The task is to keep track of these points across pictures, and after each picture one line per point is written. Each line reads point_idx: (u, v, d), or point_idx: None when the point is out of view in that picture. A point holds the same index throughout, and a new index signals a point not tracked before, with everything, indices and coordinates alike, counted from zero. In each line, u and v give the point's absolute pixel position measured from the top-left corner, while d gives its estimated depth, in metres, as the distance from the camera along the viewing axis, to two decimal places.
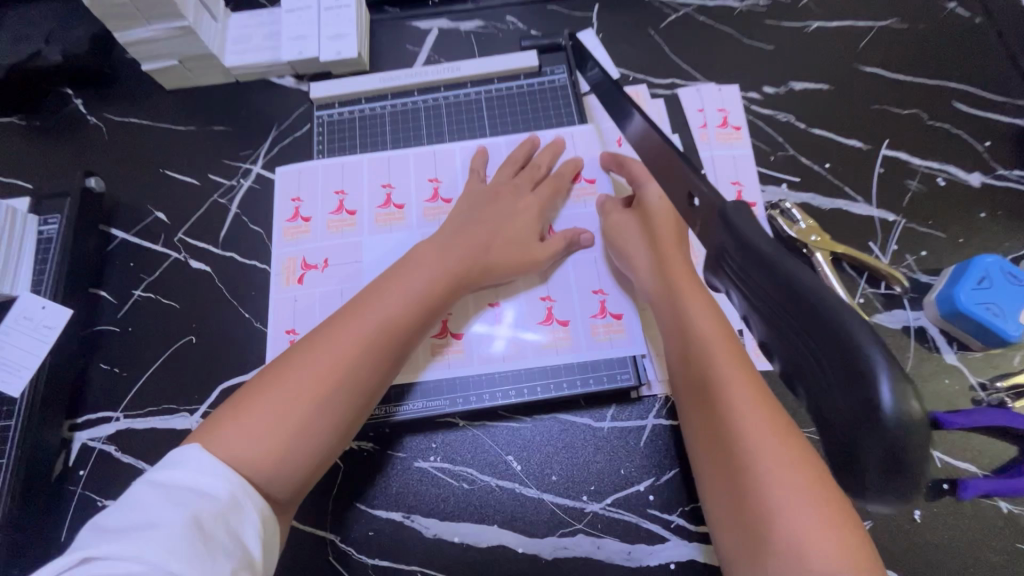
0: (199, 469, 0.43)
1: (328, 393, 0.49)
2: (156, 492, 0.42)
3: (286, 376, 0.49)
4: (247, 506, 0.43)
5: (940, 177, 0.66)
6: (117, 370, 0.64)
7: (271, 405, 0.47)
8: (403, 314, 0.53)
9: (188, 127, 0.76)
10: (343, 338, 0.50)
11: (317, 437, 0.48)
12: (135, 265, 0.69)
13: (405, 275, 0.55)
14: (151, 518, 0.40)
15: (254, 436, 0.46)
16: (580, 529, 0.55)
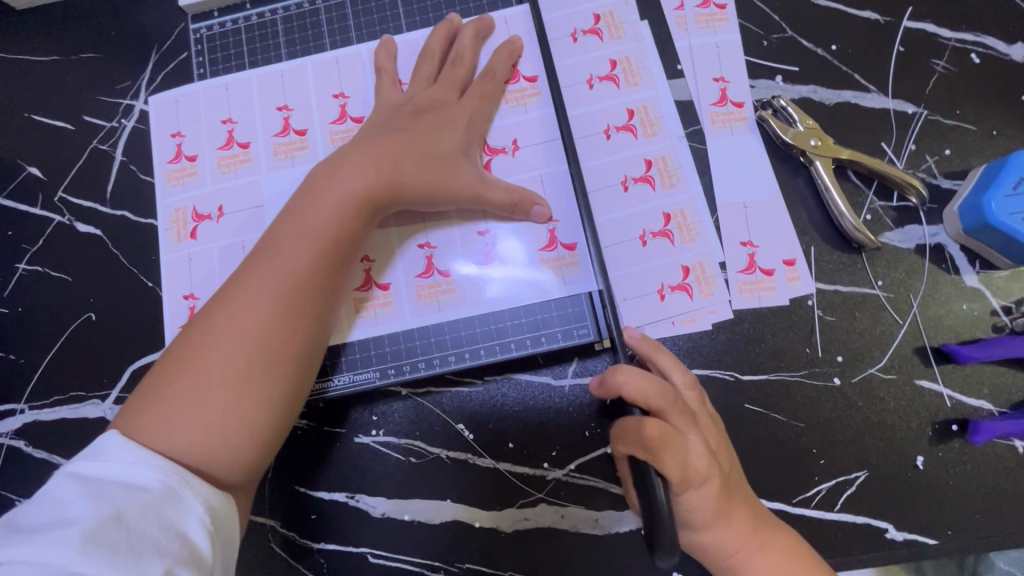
0: (126, 458, 0.35)
1: (246, 368, 0.39)
2: (73, 485, 0.33)
3: (195, 354, 0.39)
4: (189, 495, 0.35)
5: (974, 53, 0.53)
6: (14, 357, 0.56)
7: (179, 396, 0.38)
8: (318, 254, 0.43)
9: (50, 58, 0.62)
10: (252, 300, 0.40)
11: (249, 424, 0.39)
12: (15, 234, 0.59)
13: (311, 206, 0.44)
14: (67, 514, 0.32)
15: (169, 431, 0.37)
16: (541, 499, 0.49)
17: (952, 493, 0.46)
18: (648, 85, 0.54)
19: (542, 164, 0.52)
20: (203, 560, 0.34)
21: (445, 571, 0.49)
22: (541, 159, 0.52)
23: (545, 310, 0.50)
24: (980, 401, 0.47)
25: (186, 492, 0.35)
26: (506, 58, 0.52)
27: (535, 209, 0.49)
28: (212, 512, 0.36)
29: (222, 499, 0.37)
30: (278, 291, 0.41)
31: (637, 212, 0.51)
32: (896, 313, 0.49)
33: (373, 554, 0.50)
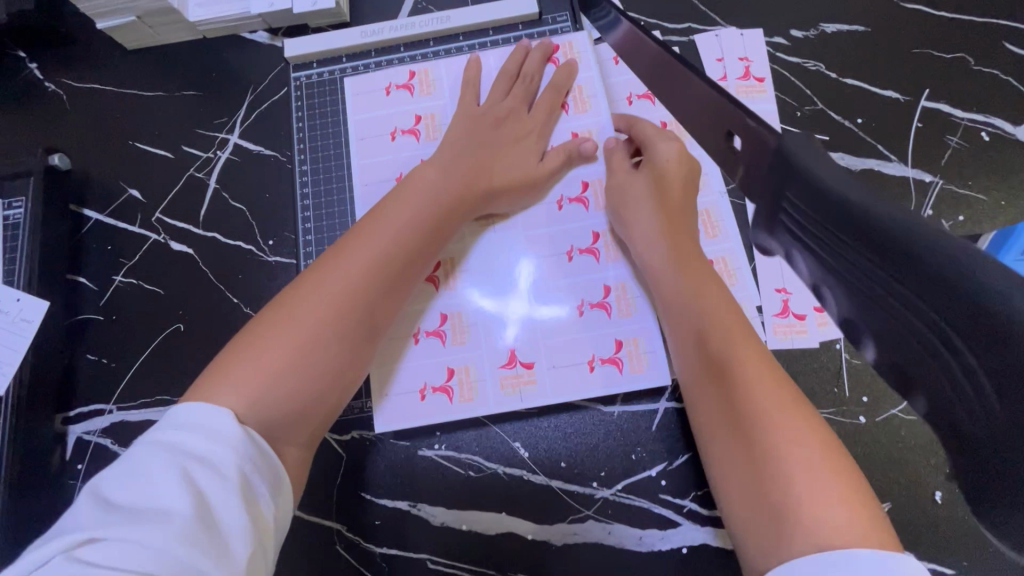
0: (210, 435, 0.39)
1: (349, 317, 0.47)
2: (164, 460, 0.37)
3: (293, 321, 0.45)
4: (256, 479, 0.39)
5: (984, 132, 0.59)
6: (105, 361, 0.61)
7: (286, 336, 0.45)
8: (404, 249, 0.51)
9: (156, 93, 0.69)
10: (348, 267, 0.49)
11: (331, 356, 0.46)
12: (113, 248, 0.65)
13: (403, 206, 0.53)
14: (164, 501, 0.35)
15: (265, 392, 0.43)
16: (589, 515, 0.53)
17: (970, 528, 0.50)
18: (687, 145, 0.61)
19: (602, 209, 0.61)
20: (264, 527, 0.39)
21: None
22: (617, 254, 0.60)
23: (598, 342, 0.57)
24: None
25: (261, 452, 0.41)
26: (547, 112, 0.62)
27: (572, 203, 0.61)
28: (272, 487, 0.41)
29: (276, 469, 0.42)
30: (366, 276, 0.49)
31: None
32: None
33: (431, 560, 0.54)
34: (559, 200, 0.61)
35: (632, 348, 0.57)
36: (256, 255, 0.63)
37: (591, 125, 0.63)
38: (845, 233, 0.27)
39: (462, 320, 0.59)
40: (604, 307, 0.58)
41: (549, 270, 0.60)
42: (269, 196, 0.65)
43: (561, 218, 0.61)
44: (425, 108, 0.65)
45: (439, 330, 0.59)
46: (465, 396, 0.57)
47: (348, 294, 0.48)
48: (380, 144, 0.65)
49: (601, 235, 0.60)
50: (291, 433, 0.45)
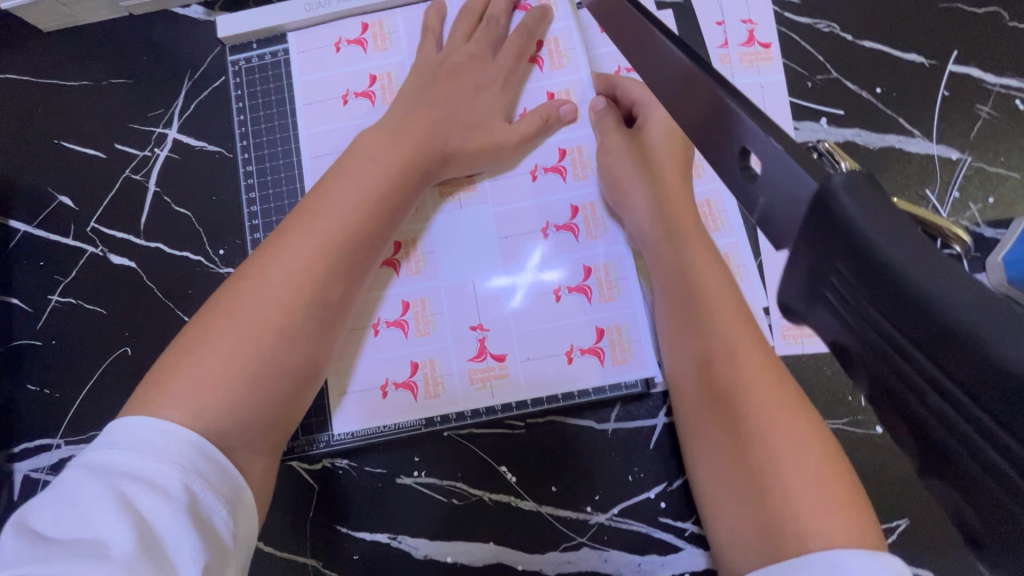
0: (150, 451, 0.33)
1: (300, 313, 0.40)
2: (97, 484, 0.31)
3: (238, 314, 0.38)
4: (213, 500, 0.33)
5: (1018, 100, 0.53)
6: (48, 391, 0.56)
7: (221, 345, 0.37)
8: (364, 210, 0.44)
9: (81, 83, 0.61)
10: (298, 251, 0.41)
11: (286, 363, 0.40)
12: (47, 264, 0.58)
13: (363, 157, 0.45)
14: (104, 533, 0.30)
15: (207, 401, 0.35)
16: (584, 543, 0.49)
17: None
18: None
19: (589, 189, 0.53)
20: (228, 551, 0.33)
21: None
22: (600, 230, 0.52)
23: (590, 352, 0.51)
24: None
25: (220, 466, 0.34)
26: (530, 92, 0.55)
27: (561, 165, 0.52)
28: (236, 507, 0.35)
29: (239, 482, 0.35)
30: (326, 247, 0.42)
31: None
32: None
33: None
34: (534, 175, 0.54)
35: (615, 333, 0.51)
36: (206, 267, 0.57)
37: (568, 83, 0.55)
38: (869, 296, 0.19)
39: (426, 309, 0.52)
40: (584, 292, 0.52)
41: (516, 249, 0.53)
42: (217, 199, 0.58)
43: (535, 189, 0.53)
44: (380, 67, 0.58)
45: (402, 320, 0.52)
46: (432, 392, 0.51)
47: (303, 274, 0.40)
48: (331, 110, 0.58)
49: (581, 209, 0.53)
50: (254, 442, 0.38)
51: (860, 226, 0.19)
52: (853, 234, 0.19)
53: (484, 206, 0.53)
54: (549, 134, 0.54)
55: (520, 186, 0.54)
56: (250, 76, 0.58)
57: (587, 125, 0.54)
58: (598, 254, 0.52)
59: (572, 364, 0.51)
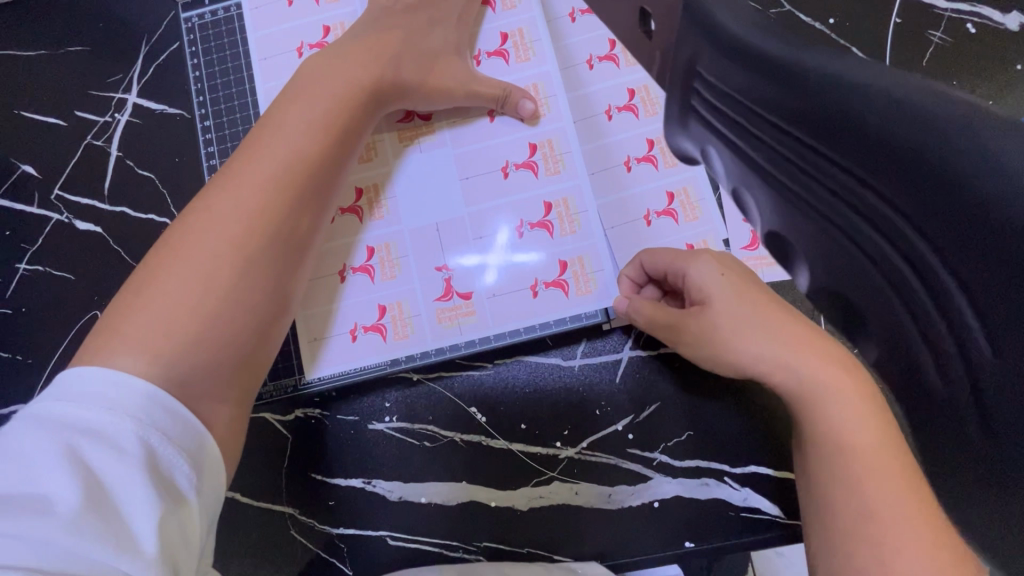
0: (99, 403, 0.30)
1: (259, 247, 0.39)
2: (39, 438, 0.29)
3: (188, 249, 0.37)
4: (172, 451, 0.31)
5: (970, 23, 0.53)
6: (20, 358, 0.56)
7: (174, 279, 0.35)
8: (319, 143, 0.43)
9: (37, 52, 0.60)
10: (253, 184, 0.39)
11: (250, 299, 0.38)
12: (13, 233, 0.58)
13: (314, 92, 0.44)
14: (43, 488, 0.27)
15: (165, 334, 0.34)
16: (554, 477, 0.50)
17: None
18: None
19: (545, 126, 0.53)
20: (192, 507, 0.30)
21: (463, 550, 0.50)
22: (558, 166, 0.53)
23: (554, 287, 0.51)
24: None
25: (179, 416, 0.32)
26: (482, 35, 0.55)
27: (522, 100, 0.52)
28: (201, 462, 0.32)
29: (204, 436, 0.33)
30: (285, 180, 0.40)
31: (645, 191, 0.52)
32: None
33: (391, 536, 0.51)
34: (492, 116, 0.54)
35: (577, 265, 0.51)
36: None
37: (521, 23, 0.55)
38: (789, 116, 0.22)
39: (390, 253, 0.53)
40: (546, 227, 0.52)
41: (479, 191, 0.53)
42: (179, 161, 0.58)
43: (495, 131, 0.54)
44: (333, 18, 0.58)
45: (368, 265, 0.53)
46: (399, 333, 0.52)
47: (261, 209, 0.39)
48: (286, 63, 0.58)
49: (539, 146, 0.53)
50: (219, 388, 0.36)
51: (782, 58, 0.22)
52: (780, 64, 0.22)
53: (445, 150, 0.54)
54: (505, 73, 0.54)
55: (479, 130, 0.54)
56: (205, 33, 0.58)
57: (544, 62, 0.54)
58: (560, 192, 0.52)
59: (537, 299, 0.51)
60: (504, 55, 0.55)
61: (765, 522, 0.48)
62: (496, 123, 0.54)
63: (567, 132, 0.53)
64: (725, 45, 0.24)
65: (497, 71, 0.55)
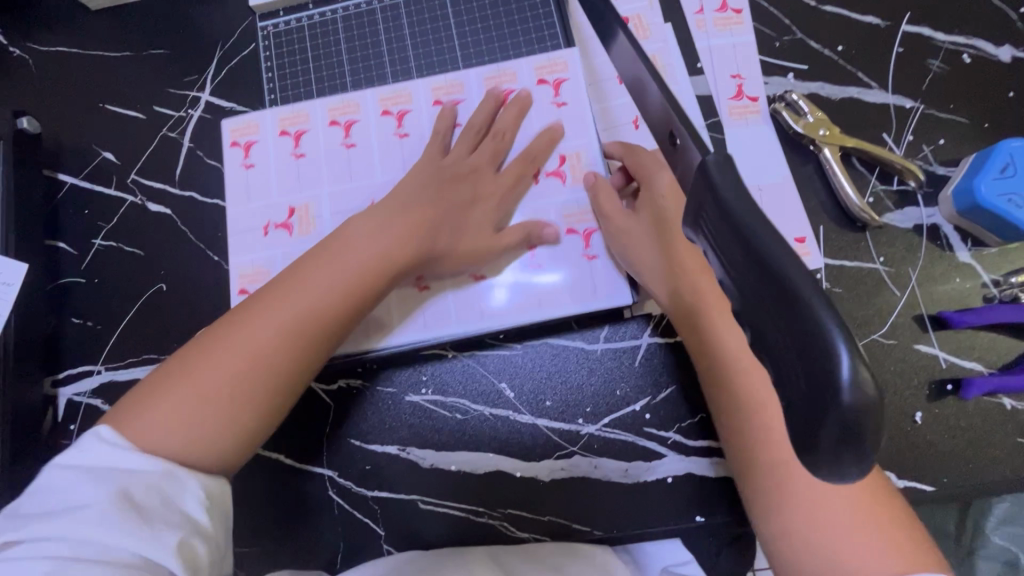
0: (112, 444, 0.40)
1: (253, 386, 0.44)
2: (65, 473, 0.39)
3: (196, 393, 0.43)
4: (184, 476, 0.40)
5: (966, 54, 0.58)
6: (90, 324, 0.61)
7: (189, 409, 0.42)
8: (370, 266, 0.49)
9: (123, 53, 0.67)
10: (239, 353, 0.44)
11: (226, 432, 0.43)
12: (91, 212, 0.64)
13: (378, 224, 0.51)
14: (83, 499, 0.37)
15: (202, 393, 0.43)
16: (575, 451, 0.54)
17: (949, 442, 0.51)
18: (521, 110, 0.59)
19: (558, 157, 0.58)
20: (206, 527, 0.40)
21: (488, 515, 0.54)
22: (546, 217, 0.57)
23: (582, 277, 0.56)
24: (972, 363, 0.52)
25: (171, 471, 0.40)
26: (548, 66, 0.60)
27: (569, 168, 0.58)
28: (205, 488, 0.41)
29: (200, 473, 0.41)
30: (325, 299, 0.47)
31: (548, 202, 0.57)
32: (896, 286, 0.54)
33: (422, 501, 0.55)
34: (384, 109, 0.61)
35: (546, 258, 0.56)
36: None
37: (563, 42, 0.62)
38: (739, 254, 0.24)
39: (309, 213, 0.60)
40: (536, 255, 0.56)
41: (396, 153, 0.61)
42: None
43: (378, 128, 0.61)
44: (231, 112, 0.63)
45: (258, 290, 0.60)
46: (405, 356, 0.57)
47: (253, 373, 0.44)
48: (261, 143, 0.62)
49: (568, 157, 0.58)
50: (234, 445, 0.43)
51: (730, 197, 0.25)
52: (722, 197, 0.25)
53: (265, 167, 0.62)
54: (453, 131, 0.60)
55: (333, 136, 0.61)
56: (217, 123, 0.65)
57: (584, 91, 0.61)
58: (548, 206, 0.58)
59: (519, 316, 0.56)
60: (258, 144, 0.62)
61: None
62: (380, 118, 0.61)
63: (417, 115, 0.61)
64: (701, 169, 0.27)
65: (326, 131, 0.61)
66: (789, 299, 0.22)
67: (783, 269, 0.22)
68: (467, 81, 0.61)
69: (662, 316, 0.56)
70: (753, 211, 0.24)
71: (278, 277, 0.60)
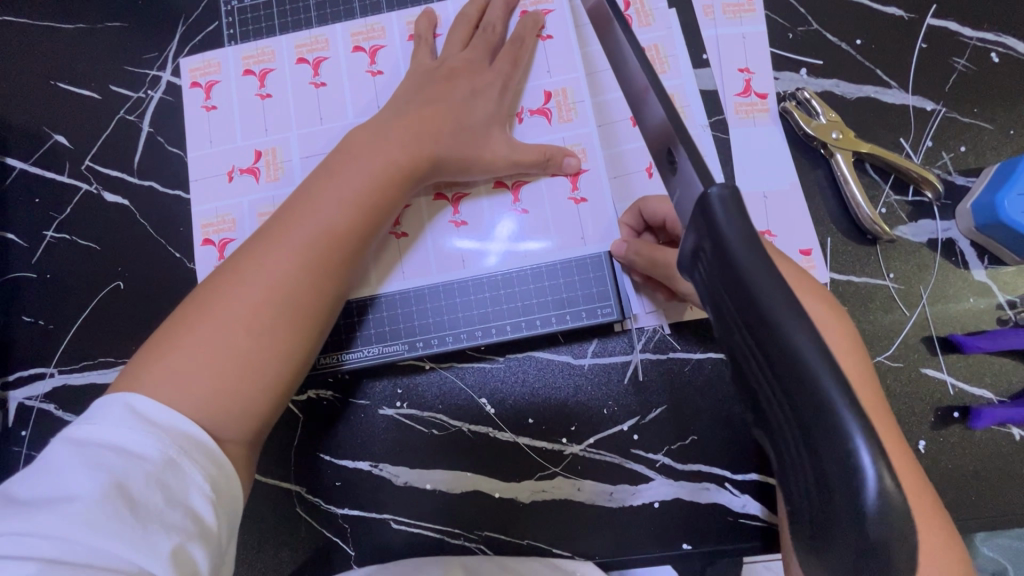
0: (116, 422, 0.35)
1: (274, 323, 0.41)
2: (66, 450, 0.34)
3: (191, 341, 0.39)
4: (190, 464, 0.35)
5: (993, 52, 0.54)
6: (42, 323, 0.57)
7: (189, 360, 0.38)
8: (346, 221, 0.45)
9: (76, 25, 0.61)
10: (252, 284, 0.41)
11: (247, 391, 0.39)
12: (42, 201, 0.59)
13: (348, 172, 0.46)
14: (74, 491, 0.32)
15: (196, 376, 0.38)
16: (558, 472, 0.51)
17: (954, 474, 0.48)
18: (500, 25, 0.55)
19: (552, 129, 0.54)
20: (211, 529, 0.34)
21: (464, 537, 0.51)
22: (555, 212, 0.53)
23: (569, 289, 0.52)
24: (981, 390, 0.49)
25: (196, 443, 0.36)
26: (533, 28, 0.54)
27: (564, 159, 0.52)
28: (216, 478, 0.36)
29: (216, 451, 0.36)
30: (312, 254, 0.43)
31: (535, 142, 0.54)
32: (905, 305, 0.51)
33: (395, 521, 0.52)
34: (355, 45, 0.57)
35: (541, 219, 0.53)
36: None
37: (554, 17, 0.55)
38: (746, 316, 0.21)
39: (277, 157, 0.56)
40: (542, 236, 0.53)
41: (368, 88, 0.56)
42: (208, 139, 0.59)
43: (348, 64, 0.57)
44: (206, 58, 0.59)
45: (224, 240, 0.56)
46: (400, 333, 0.53)
47: (266, 302, 0.41)
48: (247, 98, 0.57)
49: (553, 94, 0.54)
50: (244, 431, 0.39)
51: (733, 246, 0.22)
52: (724, 246, 0.22)
53: (229, 107, 0.58)
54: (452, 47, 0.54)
55: (300, 76, 0.57)
56: (181, 63, 0.60)
57: (574, 69, 0.54)
58: (535, 175, 0.53)
59: (513, 283, 0.52)
60: (220, 84, 0.58)
61: (760, 529, 0.49)
62: (352, 54, 0.57)
63: (392, 51, 0.57)
64: (700, 209, 0.23)
65: (307, 72, 0.57)
66: (802, 383, 0.20)
67: (798, 350, 0.20)
68: (438, 9, 0.57)
69: (656, 331, 0.52)
70: (765, 274, 0.21)
71: (244, 227, 0.56)
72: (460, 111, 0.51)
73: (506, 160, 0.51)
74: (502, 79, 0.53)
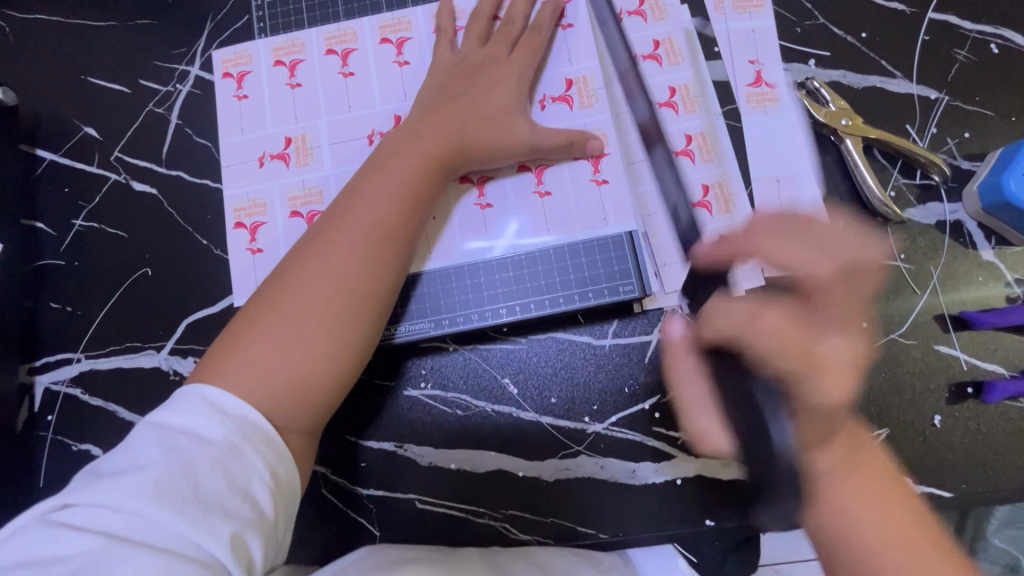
0: (189, 409, 0.37)
1: (339, 317, 0.43)
2: (144, 432, 0.36)
3: (263, 336, 0.41)
4: (252, 454, 0.37)
5: (993, 44, 0.56)
6: (71, 309, 0.58)
7: (262, 355, 0.40)
8: (395, 214, 0.46)
9: (107, 23, 0.63)
10: (313, 282, 0.43)
11: (317, 381, 0.41)
12: (71, 191, 0.61)
13: (391, 171, 0.48)
14: (149, 470, 0.34)
15: (270, 365, 0.40)
16: (581, 451, 0.52)
17: (969, 447, 0.49)
18: (521, 17, 0.57)
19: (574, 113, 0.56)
20: (267, 519, 0.36)
21: (488, 516, 0.52)
22: (579, 195, 0.55)
23: (592, 269, 0.53)
24: (993, 366, 0.50)
25: (259, 432, 0.38)
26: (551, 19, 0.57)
27: (587, 142, 0.54)
28: (276, 469, 0.38)
29: (277, 442, 0.38)
30: (365, 250, 0.45)
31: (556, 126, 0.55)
32: (917, 285, 0.52)
33: (419, 500, 0.52)
34: (384, 37, 0.59)
35: (566, 205, 0.54)
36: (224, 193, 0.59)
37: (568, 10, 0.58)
38: None
39: (306, 143, 0.58)
40: (568, 219, 0.54)
41: (396, 79, 0.58)
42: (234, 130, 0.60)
43: (376, 55, 0.59)
44: (239, 49, 0.61)
45: (255, 223, 0.57)
46: (430, 315, 0.54)
47: (329, 297, 0.43)
48: (277, 87, 0.59)
49: (573, 81, 0.56)
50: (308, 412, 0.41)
51: None
52: None
53: (260, 96, 0.60)
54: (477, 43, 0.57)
55: (329, 66, 0.59)
56: (212, 55, 0.62)
57: (590, 58, 0.57)
58: (558, 159, 0.54)
59: (541, 266, 0.54)
60: (252, 74, 0.60)
61: None
62: (379, 46, 0.59)
63: (418, 43, 0.59)
64: None
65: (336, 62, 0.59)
66: None
67: None
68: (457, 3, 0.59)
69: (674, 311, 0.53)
70: None
71: (275, 210, 0.57)
72: (482, 99, 0.53)
73: (530, 142, 0.52)
74: (520, 69, 0.55)
